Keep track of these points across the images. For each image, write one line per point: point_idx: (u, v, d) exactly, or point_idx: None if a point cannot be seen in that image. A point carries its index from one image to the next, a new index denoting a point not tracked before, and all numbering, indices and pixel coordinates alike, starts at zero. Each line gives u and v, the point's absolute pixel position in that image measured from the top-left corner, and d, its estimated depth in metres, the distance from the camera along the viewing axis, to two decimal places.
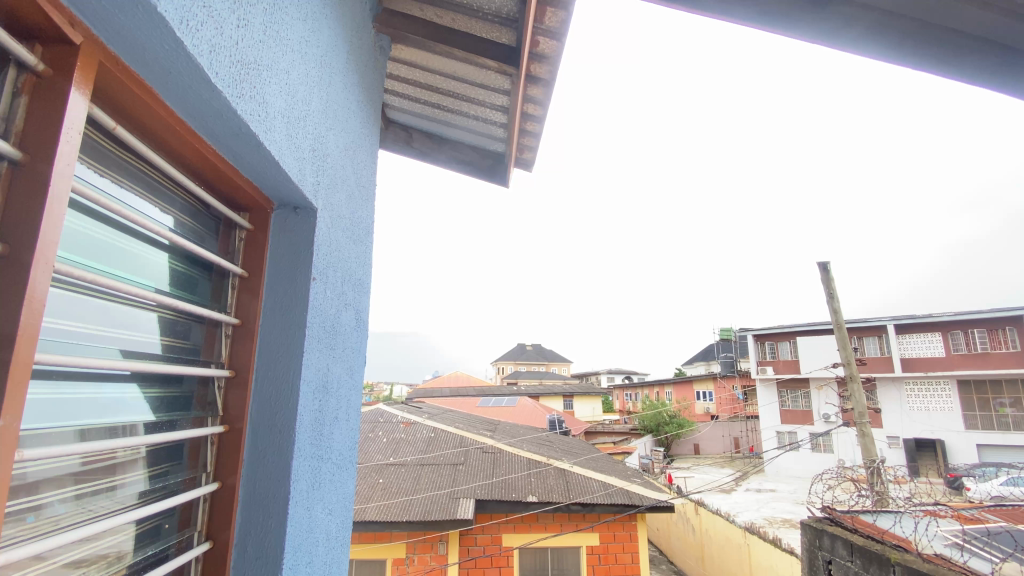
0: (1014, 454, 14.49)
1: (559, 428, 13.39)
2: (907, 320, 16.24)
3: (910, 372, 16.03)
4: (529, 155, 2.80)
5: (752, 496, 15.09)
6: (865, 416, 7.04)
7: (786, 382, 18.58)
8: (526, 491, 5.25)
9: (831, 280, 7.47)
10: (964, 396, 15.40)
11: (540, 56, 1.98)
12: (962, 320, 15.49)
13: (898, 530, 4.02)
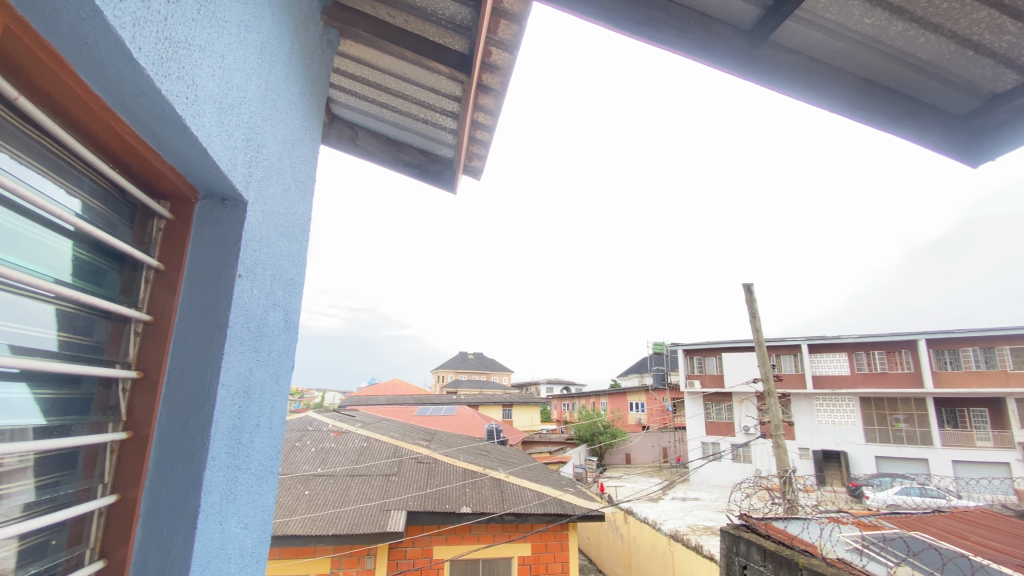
0: (905, 465, 16.01)
1: (496, 437, 13.35)
2: (819, 340, 17.73)
3: (820, 388, 17.46)
4: (477, 163, 2.81)
5: (678, 505, 15.71)
6: (779, 428, 7.52)
7: (712, 395, 19.62)
8: (460, 502, 5.17)
9: (754, 300, 8.02)
10: (865, 412, 16.89)
11: (492, 66, 1.99)
12: (865, 342, 17.13)
13: (806, 536, 4.33)
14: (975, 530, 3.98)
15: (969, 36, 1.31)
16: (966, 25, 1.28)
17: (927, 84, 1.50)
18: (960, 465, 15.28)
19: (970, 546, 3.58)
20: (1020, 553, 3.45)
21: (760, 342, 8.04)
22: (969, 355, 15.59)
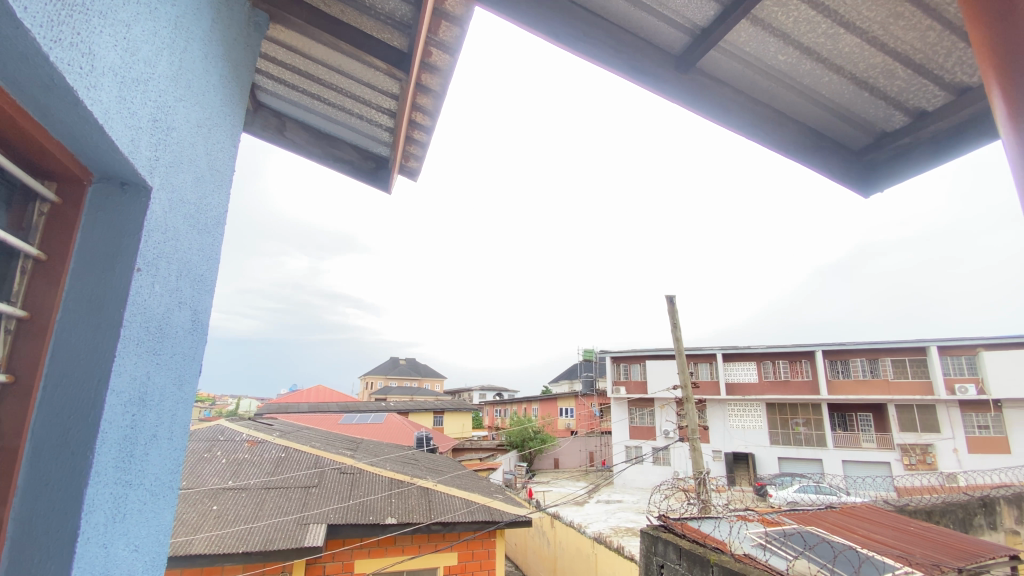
0: (803, 465, 17.55)
1: (426, 445, 13.10)
2: (732, 350, 19.09)
3: (732, 394, 18.77)
4: (414, 163, 2.75)
5: (602, 508, 16.19)
6: (695, 432, 7.96)
7: (636, 401, 20.48)
8: (385, 513, 4.99)
9: (675, 311, 8.48)
10: (771, 416, 18.36)
11: (431, 67, 1.96)
12: (771, 352, 18.68)
13: (717, 533, 4.60)
14: (862, 524, 4.41)
15: (864, 79, 1.47)
16: (863, 68, 1.44)
17: (830, 120, 1.66)
18: (849, 464, 16.97)
19: (857, 539, 3.97)
20: (898, 544, 3.86)
21: (680, 351, 8.50)
22: (858, 365, 17.43)
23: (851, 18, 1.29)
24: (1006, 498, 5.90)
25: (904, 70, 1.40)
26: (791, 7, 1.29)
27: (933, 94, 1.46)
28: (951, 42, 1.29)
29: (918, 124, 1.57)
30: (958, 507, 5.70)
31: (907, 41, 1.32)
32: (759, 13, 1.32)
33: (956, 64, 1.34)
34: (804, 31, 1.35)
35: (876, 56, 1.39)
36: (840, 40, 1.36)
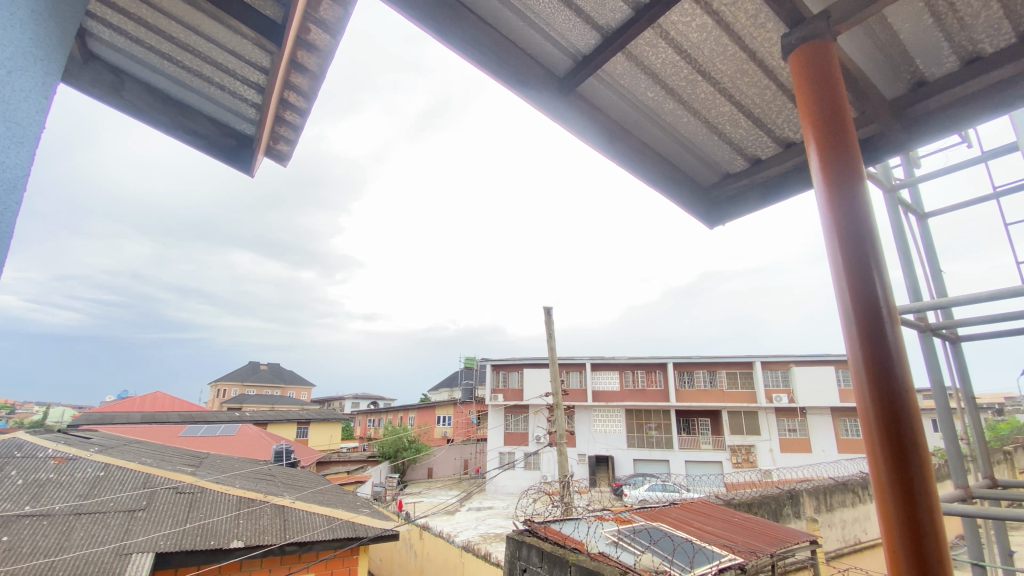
0: (653, 465, 19.37)
1: (286, 458, 12.01)
2: (600, 360, 20.58)
3: (597, 401, 20.21)
4: (284, 147, 2.51)
5: (472, 515, 16.25)
6: (564, 438, 8.35)
7: (511, 408, 21.02)
8: (229, 535, 4.44)
9: (551, 322, 8.88)
10: (629, 421, 20.08)
11: (309, 46, 1.82)
12: (632, 362, 20.52)
13: (577, 534, 4.87)
14: (697, 518, 4.98)
15: (716, 125, 1.67)
16: (715, 115, 1.63)
17: (686, 158, 1.86)
18: (691, 464, 19.16)
19: (694, 531, 4.47)
20: (725, 534, 4.45)
21: (554, 361, 8.90)
22: (701, 376, 20.01)
23: (708, 67, 1.47)
24: (805, 490, 7.11)
25: (746, 121, 1.64)
26: (659, 49, 1.41)
27: (766, 145, 1.74)
28: (781, 100, 1.54)
29: (753, 169, 1.84)
30: (772, 500, 6.73)
31: (749, 95, 1.55)
32: (634, 49, 1.41)
33: (782, 119, 1.61)
34: (670, 73, 1.49)
35: (725, 106, 1.60)
36: (698, 86, 1.53)
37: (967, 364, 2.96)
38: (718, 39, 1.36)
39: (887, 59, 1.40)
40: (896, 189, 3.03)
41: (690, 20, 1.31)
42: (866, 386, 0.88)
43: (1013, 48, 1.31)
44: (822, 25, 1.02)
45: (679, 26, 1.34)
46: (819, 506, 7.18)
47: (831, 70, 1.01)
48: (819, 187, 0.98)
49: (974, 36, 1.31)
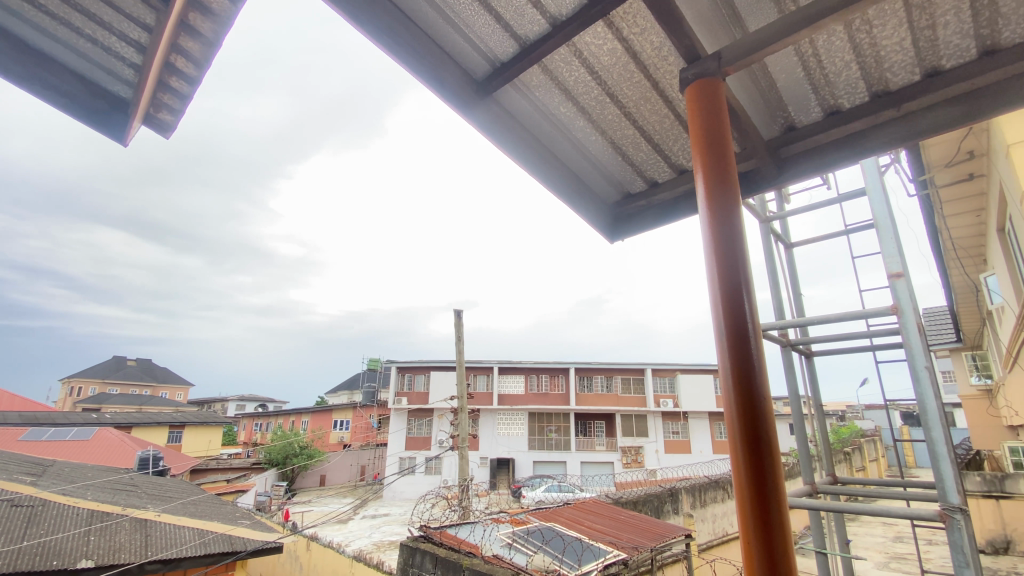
0: (551, 466, 19.99)
1: (152, 466, 10.65)
2: (507, 365, 20.87)
3: (502, 405, 20.46)
4: (167, 116, 2.24)
5: (367, 522, 15.60)
6: (465, 441, 8.32)
7: (415, 412, 20.57)
8: (77, 555, 3.82)
9: (460, 325, 8.85)
10: (531, 424, 20.55)
11: (205, 8, 1.68)
12: (537, 367, 21.10)
13: (472, 537, 4.87)
14: (588, 517, 5.21)
15: (620, 146, 1.78)
16: (620, 137, 1.74)
17: (592, 175, 1.95)
18: (586, 465, 20.06)
19: (584, 530, 4.67)
20: (611, 531, 4.71)
21: (461, 364, 8.87)
22: (599, 381, 21.12)
23: (616, 91, 1.56)
24: (684, 488, 7.76)
25: (647, 145, 1.77)
26: (572, 66, 1.47)
27: (664, 169, 1.89)
28: (678, 130, 1.69)
29: (651, 191, 1.99)
30: (655, 497, 7.25)
31: (650, 121, 1.67)
32: (549, 63, 1.46)
33: (678, 147, 1.76)
34: (581, 91, 1.56)
35: (630, 129, 1.71)
36: (606, 107, 1.62)
37: (817, 375, 3.42)
38: (626, 65, 1.45)
39: (765, 103, 1.58)
40: (770, 220, 3.44)
41: (602, 43, 1.38)
42: (733, 393, 0.98)
43: (863, 107, 1.54)
44: (714, 65, 1.13)
45: (592, 47, 1.40)
46: (694, 502, 7.87)
47: (718, 106, 1.11)
48: (703, 213, 1.07)
49: (834, 92, 1.52)
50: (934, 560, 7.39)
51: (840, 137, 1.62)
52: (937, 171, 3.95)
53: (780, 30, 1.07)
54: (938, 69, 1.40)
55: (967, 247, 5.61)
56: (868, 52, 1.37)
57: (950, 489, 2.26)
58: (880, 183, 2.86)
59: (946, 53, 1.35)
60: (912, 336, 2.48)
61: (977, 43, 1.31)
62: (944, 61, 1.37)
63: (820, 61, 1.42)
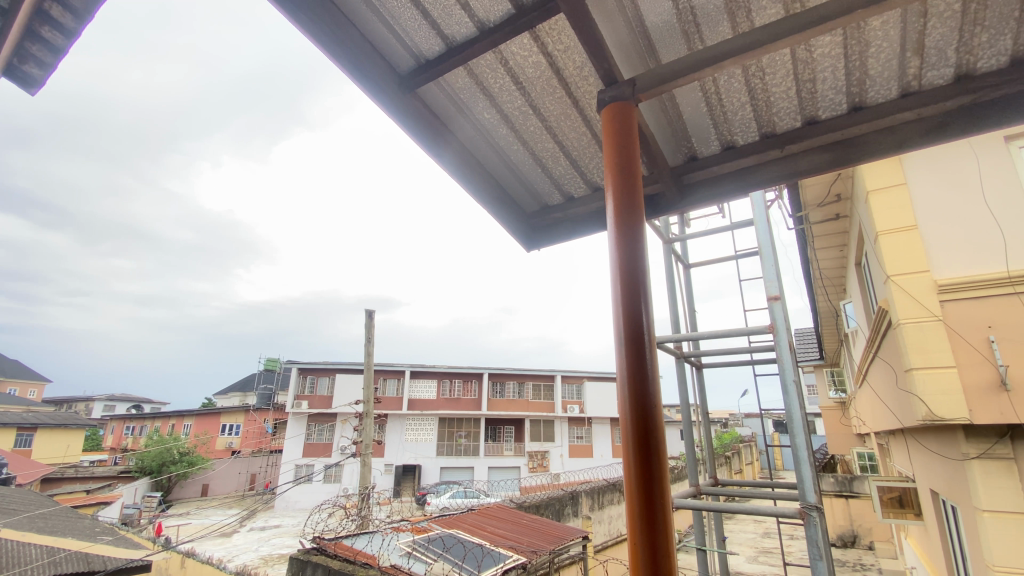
0: (458, 472, 19.83)
1: None
2: (419, 369, 20.43)
3: (412, 410, 19.95)
4: (33, 69, 1.93)
5: (255, 535, 14.40)
6: (369, 447, 7.99)
7: (316, 416, 19.43)
8: None
9: (371, 326, 8.51)
10: (440, 429, 20.25)
11: None
12: (449, 372, 20.88)
13: (369, 548, 4.68)
14: (490, 522, 5.22)
15: (540, 157, 1.83)
16: (541, 149, 1.79)
17: (512, 184, 1.97)
18: (493, 470, 20.15)
19: (486, 535, 4.67)
20: (512, 536, 4.76)
21: (369, 367, 8.52)
22: (511, 387, 21.42)
23: (538, 103, 1.59)
24: (584, 491, 8.07)
25: (566, 159, 1.83)
26: (497, 73, 1.48)
27: (580, 185, 1.97)
28: (594, 148, 1.77)
29: (567, 205, 2.06)
30: (556, 501, 7.46)
31: (570, 137, 1.73)
32: (475, 68, 1.46)
33: (594, 165, 1.85)
34: (505, 99, 1.57)
35: (550, 142, 1.76)
36: (528, 118, 1.65)
37: (705, 386, 3.73)
38: (549, 79, 1.49)
39: (672, 131, 1.70)
40: (672, 241, 3.71)
41: (527, 54, 1.41)
42: (628, 402, 1.03)
43: (755, 145, 1.71)
44: (628, 90, 1.20)
45: (517, 57, 1.42)
46: (593, 504, 8.21)
47: (630, 130, 1.18)
48: (612, 230, 1.12)
49: (730, 129, 1.68)
50: (795, 553, 8.33)
51: (735, 170, 1.79)
52: (811, 209, 4.53)
53: (686, 65, 1.16)
54: (815, 118, 1.59)
55: (831, 278, 6.45)
56: (760, 96, 1.52)
57: (809, 488, 2.55)
58: (765, 216, 3.20)
59: (822, 106, 1.54)
60: (784, 353, 2.79)
61: (846, 100, 1.51)
62: (821, 112, 1.56)
63: (721, 100, 1.55)
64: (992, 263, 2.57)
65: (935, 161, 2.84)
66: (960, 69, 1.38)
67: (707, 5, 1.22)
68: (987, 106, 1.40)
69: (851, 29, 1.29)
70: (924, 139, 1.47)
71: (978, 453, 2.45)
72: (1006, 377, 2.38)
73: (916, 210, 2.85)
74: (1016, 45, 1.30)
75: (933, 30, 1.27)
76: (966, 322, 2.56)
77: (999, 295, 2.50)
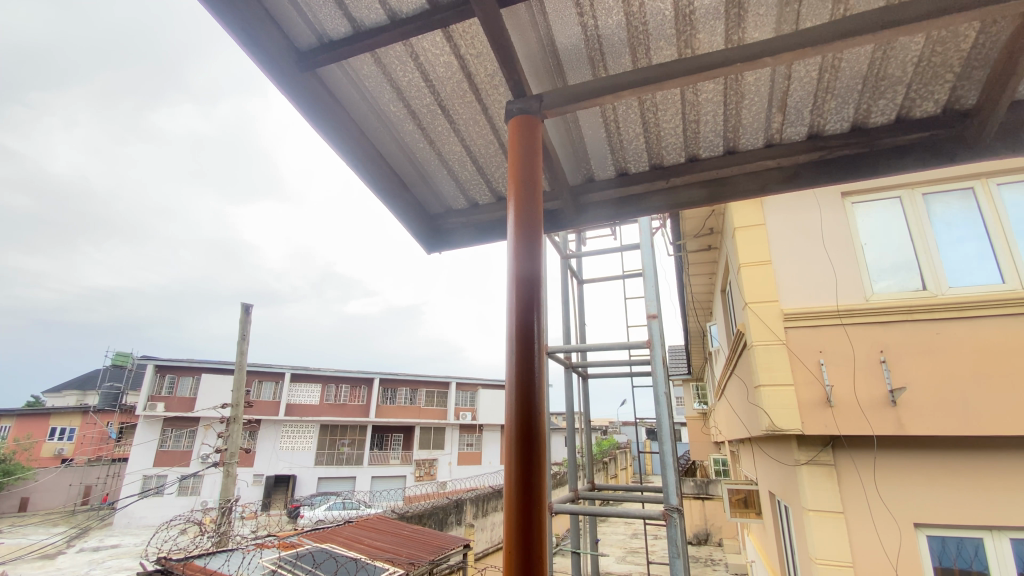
0: (338, 482, 18.74)
1: None
2: (301, 371, 19.03)
3: (289, 416, 18.37)
4: None
5: (84, 558, 12.29)
6: (234, 457, 7.22)
7: (174, 420, 17.19)
8: None
9: (247, 323, 7.75)
10: (321, 437, 18.98)
11: None
12: (335, 376, 19.72)
13: (226, 568, 4.21)
14: (367, 534, 4.97)
15: (446, 159, 1.81)
16: (447, 151, 1.77)
17: (418, 183, 1.93)
18: (376, 480, 19.35)
19: (363, 549, 4.44)
20: (391, 548, 4.57)
21: (242, 367, 7.73)
22: (402, 394, 20.81)
23: (448, 104, 1.57)
24: (469, 499, 8.05)
25: (472, 165, 1.84)
26: (407, 67, 1.43)
27: (485, 193, 1.99)
28: (501, 157, 1.79)
29: (471, 210, 2.07)
30: (440, 510, 7.36)
31: (478, 143, 1.73)
32: (383, 57, 1.40)
33: (499, 174, 1.87)
34: (413, 95, 1.53)
35: (457, 145, 1.75)
36: (436, 117, 1.63)
37: (590, 395, 3.93)
38: (460, 82, 1.48)
39: (573, 151, 1.78)
40: (569, 257, 3.89)
41: (439, 53, 1.38)
42: (514, 412, 1.04)
43: (645, 174, 1.85)
44: (536, 105, 1.23)
45: (428, 54, 1.40)
46: (476, 512, 8.24)
47: (535, 144, 1.21)
48: (511, 241, 1.14)
49: (625, 157, 1.80)
50: (658, 552, 9.07)
51: (628, 194, 1.92)
52: (689, 239, 5.03)
53: (589, 90, 1.22)
54: (697, 156, 1.76)
55: (701, 302, 7.21)
56: (652, 129, 1.65)
57: (672, 492, 2.79)
58: (650, 241, 3.48)
59: (703, 146, 1.71)
60: (658, 367, 3.04)
61: (723, 143, 1.69)
62: (702, 151, 1.74)
63: (619, 128, 1.65)
64: (825, 297, 3.05)
65: (787, 207, 3.31)
66: (812, 129, 1.61)
67: (613, 37, 1.30)
68: (829, 163, 1.66)
69: (730, 80, 1.45)
70: (781, 185, 1.71)
71: (807, 460, 2.86)
72: (831, 394, 2.86)
73: (771, 248, 3.29)
74: (853, 115, 1.55)
75: (793, 93, 1.48)
76: (803, 347, 3.00)
77: (829, 325, 2.98)
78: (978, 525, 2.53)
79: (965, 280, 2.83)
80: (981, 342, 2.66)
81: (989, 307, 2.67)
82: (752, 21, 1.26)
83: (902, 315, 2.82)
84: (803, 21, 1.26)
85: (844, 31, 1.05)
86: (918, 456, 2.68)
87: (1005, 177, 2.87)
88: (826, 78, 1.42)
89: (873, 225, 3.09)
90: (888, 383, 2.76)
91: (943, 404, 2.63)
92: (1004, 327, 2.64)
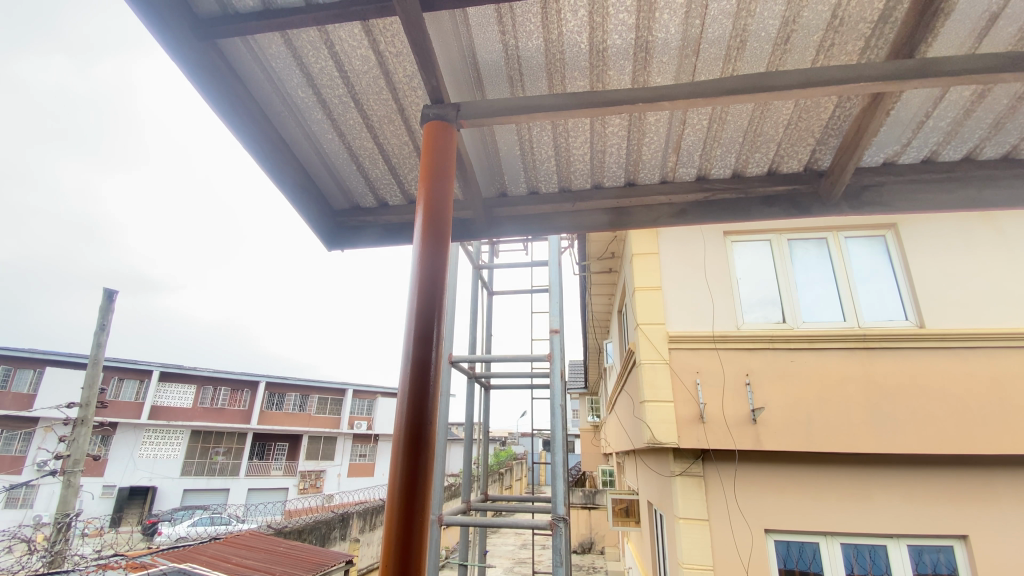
0: (207, 495, 16.90)
1: None
2: (174, 370, 17.02)
3: (154, 419, 16.24)
4: None
5: None
6: (77, 464, 6.22)
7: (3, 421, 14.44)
8: None
9: (107, 311, 6.77)
10: (190, 444, 17.03)
11: None
12: (214, 377, 17.89)
13: None
14: (237, 552, 4.52)
15: (357, 155, 1.75)
16: (358, 146, 1.71)
17: (323, 174, 1.83)
18: (252, 492, 17.78)
19: (228, 568, 4.02)
20: (262, 566, 4.18)
21: (98, 362, 6.73)
22: (291, 399, 19.44)
23: (362, 98, 1.52)
24: (356, 513, 7.67)
25: (383, 163, 1.79)
26: (319, 54, 1.37)
27: (396, 194, 1.95)
28: (413, 159, 1.77)
29: (379, 210, 2.01)
30: (323, 524, 6.91)
31: (393, 142, 1.69)
32: (294, 38, 1.32)
33: (411, 176, 1.85)
34: (325, 83, 1.46)
35: (369, 142, 1.69)
36: (348, 111, 1.56)
37: (489, 406, 3.96)
38: (376, 78, 1.45)
39: (488, 164, 1.81)
40: (480, 268, 3.90)
41: (355, 45, 1.34)
42: (405, 421, 1.01)
43: (554, 195, 1.93)
44: (452, 112, 1.24)
45: (343, 44, 1.34)
46: (363, 526, 7.90)
47: (449, 147, 1.22)
48: (417, 247, 1.13)
49: (536, 177, 1.86)
50: (543, 562, 9.30)
51: (535, 212, 1.98)
52: (593, 261, 5.31)
53: (504, 107, 1.25)
54: (601, 184, 1.88)
55: (599, 320, 7.63)
56: (563, 153, 1.72)
57: (559, 501, 2.89)
58: (557, 260, 3.61)
59: (608, 175, 1.83)
60: (557, 379, 3.15)
61: (625, 175, 1.82)
62: (606, 180, 1.85)
63: (532, 147, 1.71)
64: (705, 324, 3.37)
65: (678, 239, 3.60)
66: (700, 171, 1.79)
67: (532, 60, 1.35)
68: (715, 204, 1.84)
69: (634, 117, 1.56)
70: (672, 219, 1.88)
71: (681, 471, 3.11)
72: (704, 412, 3.15)
73: (663, 275, 3.54)
74: (734, 163, 1.74)
75: (687, 137, 1.63)
76: (683, 367, 3.28)
77: (706, 349, 3.29)
78: (817, 530, 2.91)
79: (816, 317, 3.29)
80: (825, 371, 3.10)
81: (833, 341, 3.13)
82: (656, 67, 1.37)
83: (766, 343, 3.20)
84: (699, 74, 1.40)
85: (731, 88, 1.18)
86: (771, 469, 3.04)
87: (851, 232, 3.40)
88: (714, 128, 1.59)
89: (750, 263, 3.49)
90: (751, 403, 3.11)
91: (793, 422, 3.03)
92: (843, 359, 3.11)
